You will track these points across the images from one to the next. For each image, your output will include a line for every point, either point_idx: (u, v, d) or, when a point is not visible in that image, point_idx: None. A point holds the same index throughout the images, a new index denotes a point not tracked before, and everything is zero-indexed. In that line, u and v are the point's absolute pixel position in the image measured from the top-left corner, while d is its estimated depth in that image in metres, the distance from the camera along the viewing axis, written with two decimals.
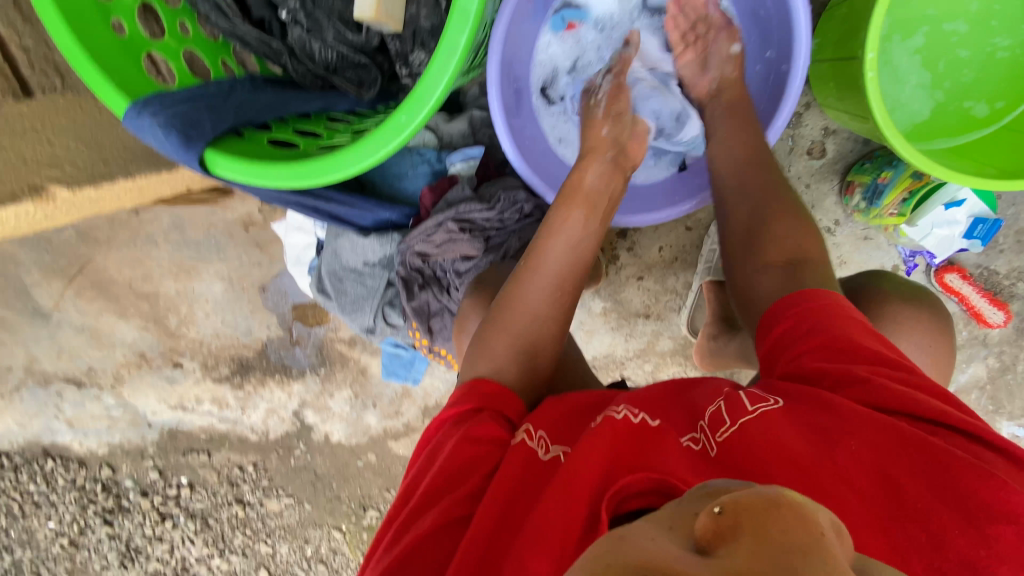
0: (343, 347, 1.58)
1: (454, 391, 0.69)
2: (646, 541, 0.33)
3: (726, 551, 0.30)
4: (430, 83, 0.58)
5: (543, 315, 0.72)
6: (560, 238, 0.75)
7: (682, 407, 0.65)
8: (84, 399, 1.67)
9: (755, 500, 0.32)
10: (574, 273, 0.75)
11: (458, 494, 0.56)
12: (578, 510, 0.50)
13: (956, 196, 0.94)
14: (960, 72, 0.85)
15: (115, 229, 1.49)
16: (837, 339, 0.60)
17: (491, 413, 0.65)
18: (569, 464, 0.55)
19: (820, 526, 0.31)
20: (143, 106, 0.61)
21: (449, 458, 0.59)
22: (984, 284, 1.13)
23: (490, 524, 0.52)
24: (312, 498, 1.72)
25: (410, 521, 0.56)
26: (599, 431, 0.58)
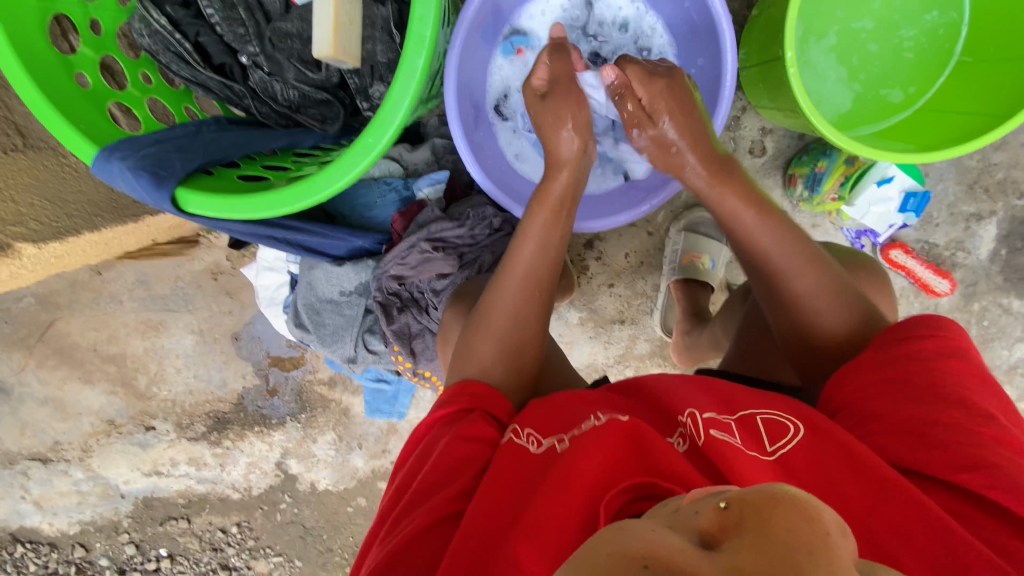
0: (322, 389, 1.56)
1: (443, 391, 0.71)
2: (646, 530, 0.34)
3: (731, 544, 0.32)
4: (393, 106, 0.61)
5: (521, 317, 0.74)
6: (529, 242, 0.76)
7: (671, 399, 0.66)
8: (51, 475, 1.58)
9: (757, 494, 0.33)
10: (544, 268, 0.76)
11: (450, 490, 0.58)
12: (576, 517, 0.51)
13: (885, 174, 1.02)
14: (872, 64, 0.94)
15: (77, 291, 1.46)
16: (920, 370, 0.57)
17: (481, 413, 0.67)
18: (569, 470, 0.55)
19: (824, 524, 0.31)
20: (113, 151, 0.63)
21: (442, 455, 0.61)
22: (928, 257, 1.22)
23: (484, 513, 0.54)
24: (302, 553, 1.65)
25: (402, 516, 0.58)
26: (598, 433, 0.59)
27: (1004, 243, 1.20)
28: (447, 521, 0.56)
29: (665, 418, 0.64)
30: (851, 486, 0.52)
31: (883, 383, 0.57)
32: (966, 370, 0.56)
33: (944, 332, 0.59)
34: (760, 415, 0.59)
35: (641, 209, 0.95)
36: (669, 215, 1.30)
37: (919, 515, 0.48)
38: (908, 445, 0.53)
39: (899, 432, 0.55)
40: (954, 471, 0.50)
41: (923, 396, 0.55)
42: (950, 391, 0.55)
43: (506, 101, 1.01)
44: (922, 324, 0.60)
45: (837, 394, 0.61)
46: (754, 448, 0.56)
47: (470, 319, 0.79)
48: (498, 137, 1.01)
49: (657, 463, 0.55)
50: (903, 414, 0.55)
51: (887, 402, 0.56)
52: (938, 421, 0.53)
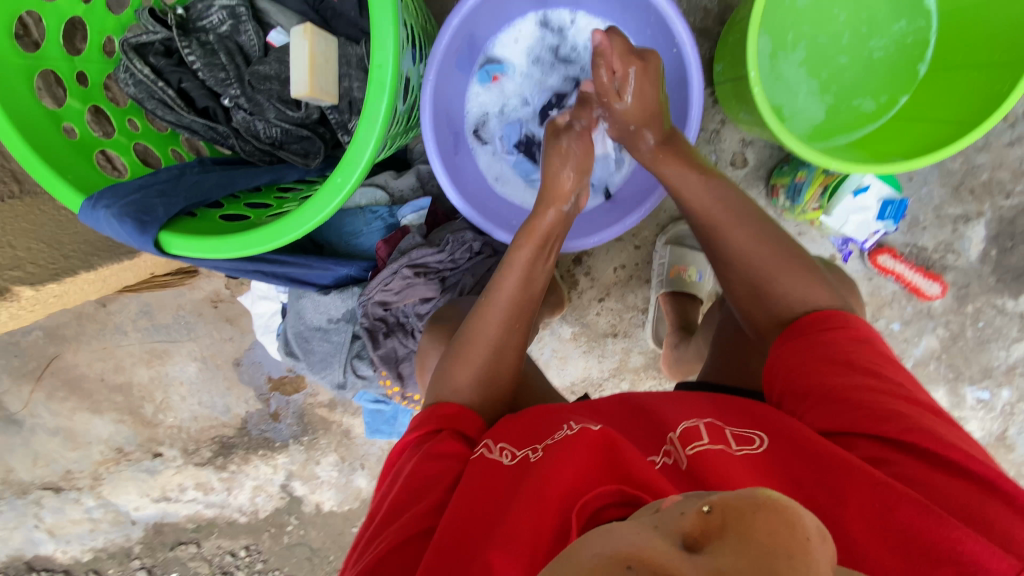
0: (323, 411, 1.58)
1: (415, 416, 0.73)
2: (633, 534, 0.34)
3: (714, 548, 0.31)
4: (360, 147, 0.64)
5: (500, 345, 0.76)
6: (514, 275, 0.79)
7: (656, 418, 0.65)
8: (63, 504, 1.62)
9: (740, 499, 0.33)
10: (525, 299, 0.79)
11: (419, 508, 0.59)
12: (547, 522, 0.51)
13: (860, 183, 1.03)
14: (842, 76, 0.96)
15: (83, 323, 1.50)
16: (837, 352, 0.62)
17: (451, 433, 0.68)
18: (541, 475, 0.56)
19: (806, 530, 0.31)
20: (98, 200, 0.66)
21: (412, 475, 0.63)
22: (916, 260, 1.22)
23: (453, 527, 0.54)
24: (310, 574, 1.66)
25: (374, 536, 0.58)
26: (570, 442, 0.59)
27: (994, 244, 1.20)
28: (416, 539, 0.56)
29: (656, 436, 0.62)
30: (793, 461, 0.54)
31: (811, 368, 0.62)
32: (872, 349, 0.62)
33: (852, 324, 0.64)
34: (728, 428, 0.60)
35: (623, 225, 0.96)
36: (655, 228, 1.31)
37: (857, 474, 0.51)
38: (839, 415, 0.57)
39: (827, 402, 0.59)
40: (880, 426, 0.55)
41: (840, 369, 0.60)
42: (864, 363, 0.60)
43: (485, 126, 1.04)
44: (832, 320, 0.65)
45: (776, 386, 0.65)
46: (722, 444, 0.56)
47: (450, 347, 0.79)
48: (477, 160, 1.04)
49: (625, 467, 0.54)
50: (828, 388, 0.59)
51: (813, 380, 0.61)
52: (860, 387, 0.58)
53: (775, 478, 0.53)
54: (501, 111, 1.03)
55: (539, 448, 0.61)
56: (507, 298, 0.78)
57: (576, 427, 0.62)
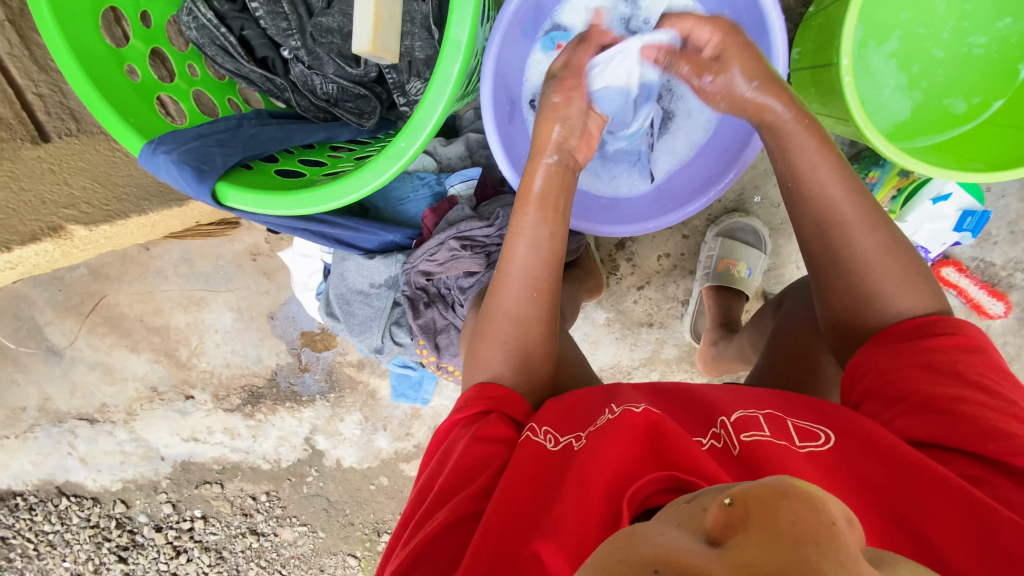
0: (351, 371, 1.60)
1: (462, 395, 0.72)
2: (657, 536, 0.33)
3: (738, 542, 0.30)
4: (426, 111, 0.61)
5: (539, 319, 0.75)
6: (522, 238, 0.75)
7: (707, 406, 0.64)
8: (98, 435, 1.69)
9: (760, 488, 0.31)
10: (537, 267, 0.75)
11: (470, 490, 0.58)
12: (595, 507, 0.50)
13: (942, 191, 0.97)
14: (935, 73, 0.88)
15: (126, 265, 1.53)
16: (942, 361, 0.57)
17: (500, 415, 0.68)
18: (587, 462, 0.55)
19: (831, 514, 0.30)
20: (158, 144, 0.65)
21: (460, 457, 0.62)
22: (982, 276, 1.14)
23: (505, 511, 0.54)
24: (326, 525, 1.72)
25: (425, 516, 0.58)
26: (616, 426, 0.58)
27: None
28: (467, 522, 0.56)
29: (705, 419, 0.62)
30: (876, 466, 0.53)
31: (902, 373, 0.58)
32: (987, 362, 0.57)
33: (964, 330, 0.59)
34: (790, 420, 0.59)
35: (678, 215, 0.94)
36: (706, 219, 1.26)
37: (948, 489, 0.49)
38: (933, 425, 0.54)
39: (922, 412, 0.55)
40: (979, 444, 0.51)
41: (941, 380, 0.56)
42: (972, 376, 0.55)
43: None
44: (939, 324, 0.60)
45: (860, 384, 0.61)
46: (784, 439, 0.55)
47: (479, 320, 0.80)
48: (531, 131, 1.00)
49: (673, 452, 0.53)
50: (924, 398, 0.56)
51: (905, 385, 0.57)
52: (962, 400, 0.54)
53: (855, 481, 0.52)
54: None
55: (583, 436, 0.61)
56: (521, 268, 0.75)
57: (620, 410, 0.61)
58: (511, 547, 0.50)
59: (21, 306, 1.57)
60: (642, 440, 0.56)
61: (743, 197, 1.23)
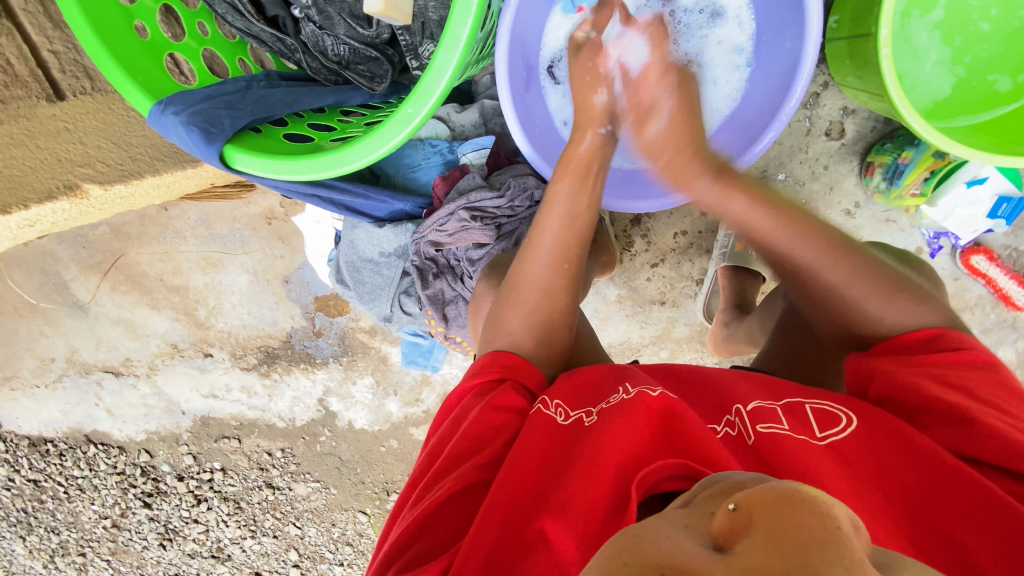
0: (364, 337, 1.62)
1: (475, 362, 0.72)
2: (663, 538, 0.32)
3: (743, 547, 0.29)
4: (434, 77, 0.59)
5: (553, 288, 0.74)
6: (557, 210, 0.75)
7: (720, 393, 0.64)
8: (122, 387, 1.76)
9: (767, 495, 0.31)
10: (572, 237, 0.75)
11: (479, 459, 0.59)
12: (605, 488, 0.50)
13: (978, 174, 0.92)
14: (981, 46, 0.82)
15: (146, 225, 1.56)
16: (963, 372, 0.57)
17: (513, 383, 0.68)
18: (599, 440, 0.55)
19: (835, 519, 0.29)
20: (167, 105, 0.65)
21: (472, 424, 0.62)
22: (1013, 266, 1.09)
23: (515, 481, 0.54)
24: (338, 482, 1.78)
25: (432, 481, 0.58)
26: (630, 408, 0.58)
27: None
28: (475, 490, 0.57)
29: (719, 407, 0.62)
30: (903, 463, 0.52)
31: (926, 380, 0.57)
32: (996, 379, 0.57)
33: (973, 346, 0.59)
34: (810, 405, 0.59)
35: (697, 190, 0.91)
36: None
37: (979, 492, 0.48)
38: (957, 435, 0.53)
39: (945, 422, 0.55)
40: (1007, 462, 0.50)
41: (955, 394, 0.56)
42: (983, 395, 0.55)
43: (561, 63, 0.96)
44: (957, 338, 0.60)
45: (871, 389, 0.61)
46: (804, 434, 0.55)
47: (500, 294, 0.79)
48: (547, 99, 0.97)
49: (688, 439, 0.53)
50: (947, 407, 0.55)
51: (926, 393, 0.56)
52: (987, 413, 0.54)
53: (878, 476, 0.51)
54: None
55: (592, 413, 0.61)
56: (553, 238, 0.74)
57: (637, 391, 0.61)
58: (519, 519, 0.51)
59: (48, 262, 1.62)
60: (654, 422, 0.57)
61: None
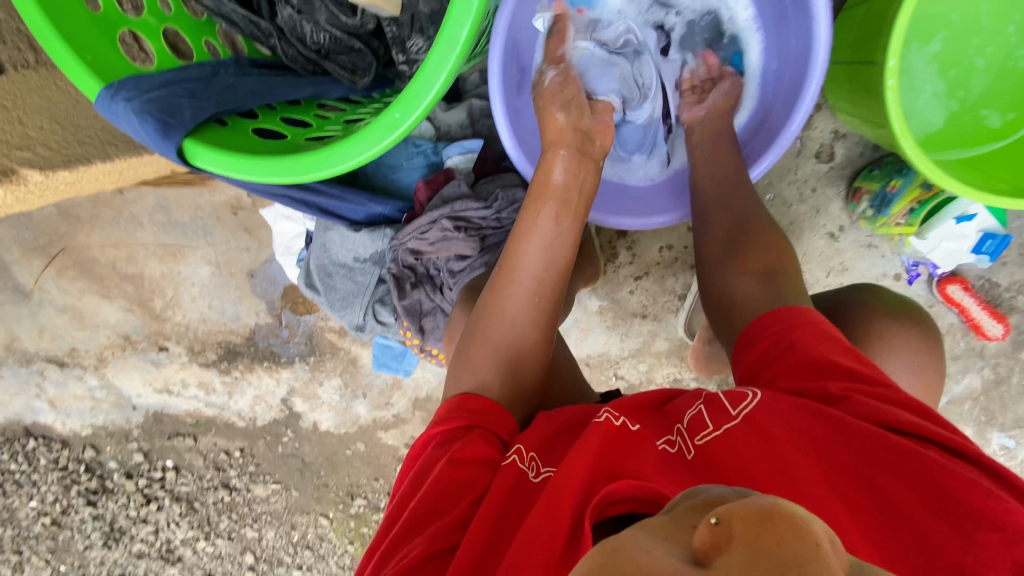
0: (333, 337, 1.55)
1: (440, 406, 0.68)
2: (641, 552, 0.30)
3: (723, 565, 0.27)
4: (427, 80, 0.54)
5: (522, 323, 0.70)
6: (532, 240, 0.71)
7: (673, 419, 0.63)
8: (67, 379, 1.63)
9: (746, 509, 0.29)
10: (551, 270, 0.71)
11: (445, 519, 0.54)
12: (563, 533, 0.47)
13: (967, 210, 0.92)
14: (974, 82, 0.82)
15: (99, 208, 1.44)
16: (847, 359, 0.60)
17: (480, 432, 0.63)
18: (557, 482, 0.52)
19: (815, 535, 0.28)
20: (118, 89, 0.57)
21: (434, 481, 0.58)
22: (985, 296, 1.11)
23: (480, 545, 0.50)
24: (299, 485, 1.70)
25: (393, 550, 0.54)
26: (579, 448, 0.54)
27: None
28: (438, 557, 0.51)
29: (664, 424, 0.63)
30: (838, 448, 0.53)
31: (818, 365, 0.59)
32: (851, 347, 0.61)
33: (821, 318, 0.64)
34: (727, 397, 0.60)
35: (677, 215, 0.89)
36: None
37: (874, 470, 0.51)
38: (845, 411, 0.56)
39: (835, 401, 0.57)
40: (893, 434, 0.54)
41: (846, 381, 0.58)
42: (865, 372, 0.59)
43: None
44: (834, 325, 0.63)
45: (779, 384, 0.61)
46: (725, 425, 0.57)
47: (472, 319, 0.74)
48: None
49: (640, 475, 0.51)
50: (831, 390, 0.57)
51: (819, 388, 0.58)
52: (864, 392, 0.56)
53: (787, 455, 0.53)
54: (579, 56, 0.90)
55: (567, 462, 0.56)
56: (528, 269, 0.70)
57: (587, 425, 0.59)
58: None
59: None
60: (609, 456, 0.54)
61: None
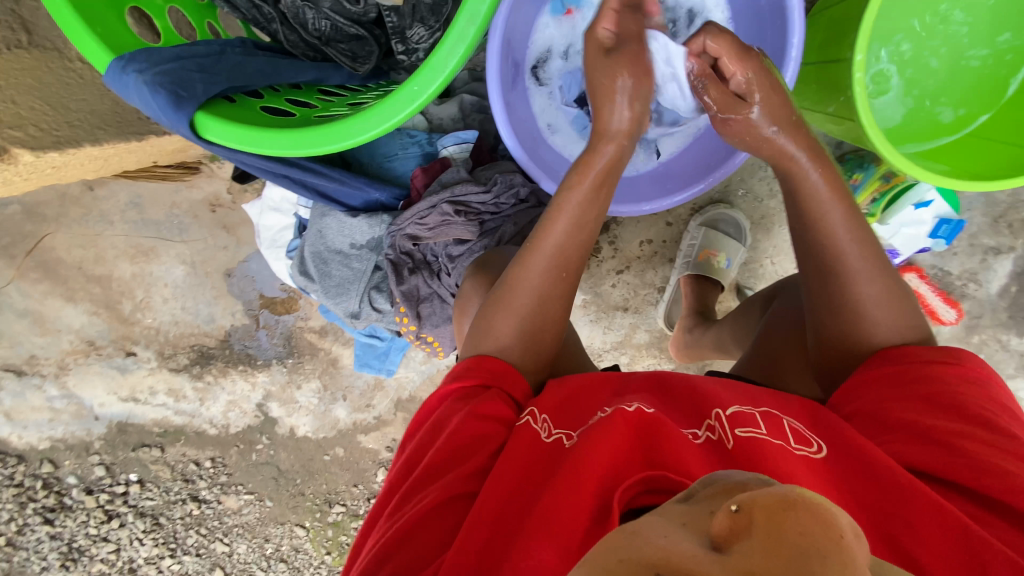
0: (313, 337, 1.53)
1: (454, 366, 0.69)
2: (658, 539, 0.32)
3: (741, 550, 0.30)
4: (444, 55, 0.56)
5: (546, 297, 0.71)
6: (565, 216, 0.70)
7: (700, 395, 0.64)
8: (24, 388, 1.54)
9: (768, 497, 0.31)
10: (574, 247, 0.71)
11: (462, 469, 0.56)
12: (588, 502, 0.49)
13: (924, 197, 1.01)
14: (930, 81, 0.90)
15: (66, 205, 1.39)
16: (949, 393, 0.58)
17: (497, 392, 0.65)
18: (582, 453, 0.54)
19: (839, 527, 0.30)
20: (129, 61, 0.57)
21: (453, 433, 0.59)
22: (939, 284, 1.21)
23: (500, 499, 0.53)
24: (274, 494, 1.65)
25: (411, 494, 0.56)
26: (611, 424, 0.56)
27: (1017, 281, 1.18)
28: (456, 501, 0.54)
29: (697, 411, 0.62)
30: (868, 480, 0.54)
31: (907, 401, 0.59)
32: (983, 394, 0.58)
33: (964, 360, 0.60)
34: (786, 421, 0.60)
35: (665, 202, 0.94)
36: (690, 208, 1.27)
37: (936, 514, 0.50)
38: (927, 455, 0.55)
39: (922, 442, 0.56)
40: (972, 481, 0.52)
41: (937, 411, 0.57)
42: (973, 410, 0.56)
43: (546, 65, 0.95)
44: (944, 351, 0.61)
45: (849, 404, 0.63)
46: (781, 440, 0.56)
47: (492, 294, 0.74)
48: (533, 101, 0.96)
49: (663, 453, 0.53)
50: (921, 429, 0.56)
51: (904, 415, 0.58)
52: (964, 437, 0.54)
53: (850, 490, 0.54)
54: (567, 53, 0.94)
55: (574, 435, 0.59)
56: (556, 245, 0.70)
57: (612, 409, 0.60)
58: (503, 540, 0.49)
59: None
60: (634, 438, 0.55)
61: (728, 187, 1.23)
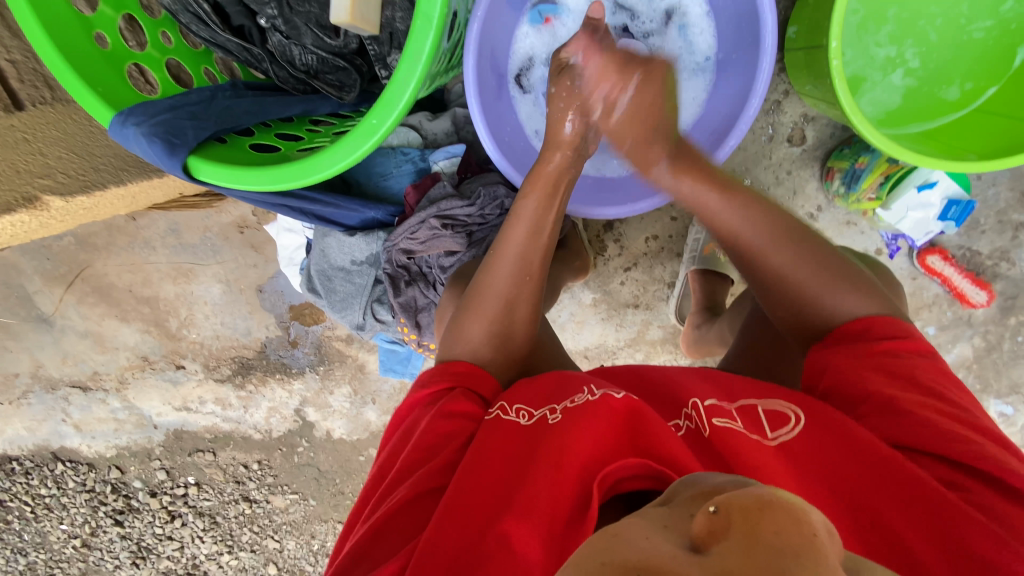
0: (340, 345, 1.61)
1: (428, 369, 0.73)
2: (640, 540, 0.30)
3: (721, 550, 0.28)
4: (398, 88, 0.60)
5: (512, 301, 0.75)
6: (521, 223, 0.77)
7: (674, 389, 0.65)
8: (90, 402, 1.70)
9: (745, 498, 0.30)
10: (535, 252, 0.77)
11: (432, 466, 0.59)
12: (562, 492, 0.52)
13: (928, 178, 0.98)
14: (934, 56, 0.86)
15: (113, 234, 1.52)
16: (903, 363, 0.59)
17: (463, 389, 0.68)
18: (552, 440, 0.57)
19: (813, 526, 0.28)
20: (128, 116, 0.64)
21: (424, 433, 0.63)
22: (967, 265, 1.14)
23: (472, 487, 0.55)
24: (316, 493, 1.75)
25: (387, 493, 0.59)
26: (585, 408, 0.59)
27: None
28: (430, 496, 0.57)
29: (673, 406, 0.63)
30: (846, 458, 0.54)
31: (865, 373, 0.59)
32: (934, 365, 0.59)
33: (914, 334, 0.61)
34: (762, 406, 0.59)
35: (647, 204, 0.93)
36: None
37: (917, 489, 0.50)
38: (891, 425, 0.56)
39: (883, 413, 0.57)
40: (941, 447, 0.53)
41: (898, 383, 0.58)
42: (926, 379, 0.58)
43: (529, 73, 0.97)
44: (893, 327, 0.61)
45: (820, 381, 0.62)
46: (757, 433, 0.56)
47: (463, 302, 0.79)
48: (518, 109, 0.98)
49: (646, 437, 0.55)
50: (886, 399, 0.57)
51: (870, 388, 0.58)
52: (920, 403, 0.56)
53: (831, 473, 0.53)
54: (549, 60, 0.97)
55: (558, 409, 0.61)
56: (518, 248, 0.76)
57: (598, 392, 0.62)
58: (475, 525, 0.51)
59: (11, 274, 1.57)
60: (615, 426, 0.57)
61: None
